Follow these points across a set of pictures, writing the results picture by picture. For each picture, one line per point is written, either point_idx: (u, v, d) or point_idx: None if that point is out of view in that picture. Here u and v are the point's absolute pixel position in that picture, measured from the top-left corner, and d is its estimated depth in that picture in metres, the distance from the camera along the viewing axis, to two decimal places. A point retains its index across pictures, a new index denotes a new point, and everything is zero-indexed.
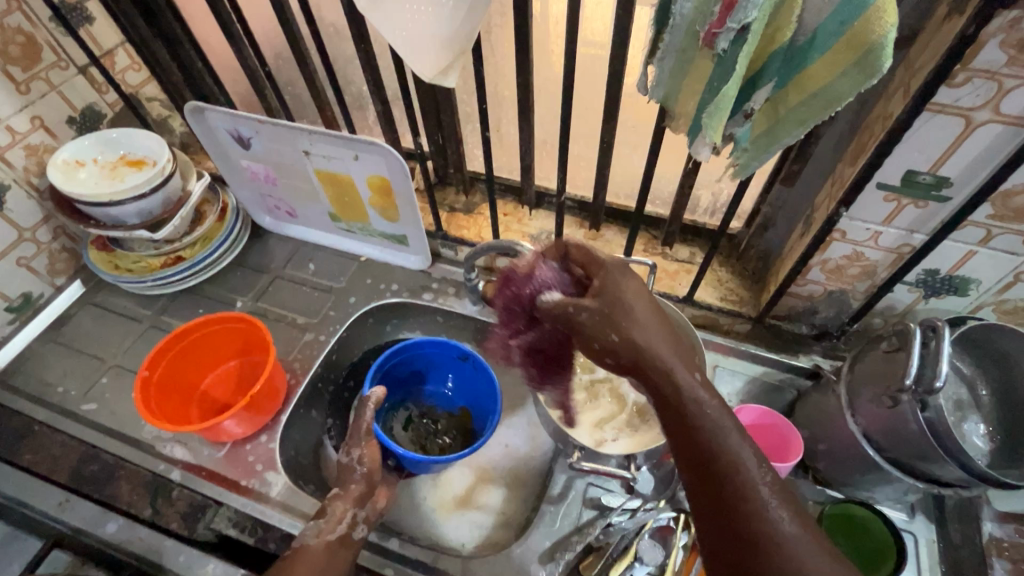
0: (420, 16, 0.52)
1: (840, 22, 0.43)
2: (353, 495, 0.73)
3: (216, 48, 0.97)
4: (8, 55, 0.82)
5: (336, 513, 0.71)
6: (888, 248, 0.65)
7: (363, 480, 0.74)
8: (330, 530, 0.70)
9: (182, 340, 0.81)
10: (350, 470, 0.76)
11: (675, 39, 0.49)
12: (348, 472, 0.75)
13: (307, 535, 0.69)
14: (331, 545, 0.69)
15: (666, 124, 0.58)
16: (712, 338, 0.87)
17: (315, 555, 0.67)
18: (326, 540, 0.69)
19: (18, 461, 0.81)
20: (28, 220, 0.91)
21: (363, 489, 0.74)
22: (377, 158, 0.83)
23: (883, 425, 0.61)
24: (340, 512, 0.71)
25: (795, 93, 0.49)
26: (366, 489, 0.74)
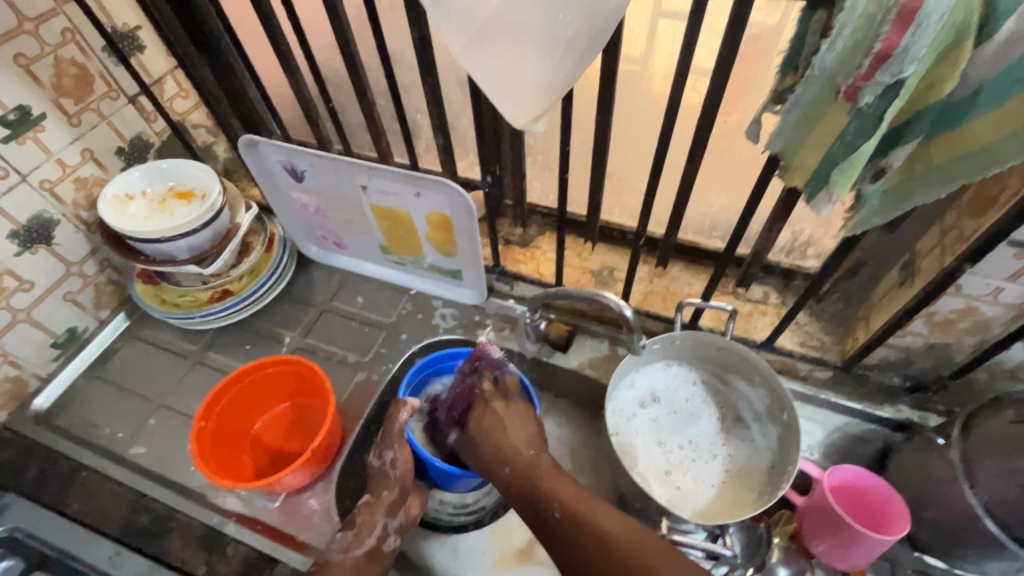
0: (522, 63, 0.48)
1: (1012, 80, 0.38)
2: (384, 505, 0.70)
3: (267, 75, 0.94)
4: (61, 87, 0.79)
5: (366, 523, 0.70)
6: (1009, 304, 0.60)
7: (395, 485, 0.71)
8: (357, 543, 0.69)
9: (236, 384, 0.78)
10: (378, 475, 0.73)
11: (808, 90, 0.45)
12: (381, 478, 0.72)
13: (335, 549, 0.69)
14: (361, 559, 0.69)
15: (776, 174, 0.54)
16: (790, 385, 0.81)
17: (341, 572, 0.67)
18: (355, 555, 0.69)
19: (66, 509, 0.78)
20: (75, 254, 0.88)
21: (396, 497, 0.71)
22: (439, 195, 0.80)
23: (1011, 500, 0.56)
24: (370, 521, 0.70)
25: (941, 151, 0.44)
26: (399, 496, 0.71)
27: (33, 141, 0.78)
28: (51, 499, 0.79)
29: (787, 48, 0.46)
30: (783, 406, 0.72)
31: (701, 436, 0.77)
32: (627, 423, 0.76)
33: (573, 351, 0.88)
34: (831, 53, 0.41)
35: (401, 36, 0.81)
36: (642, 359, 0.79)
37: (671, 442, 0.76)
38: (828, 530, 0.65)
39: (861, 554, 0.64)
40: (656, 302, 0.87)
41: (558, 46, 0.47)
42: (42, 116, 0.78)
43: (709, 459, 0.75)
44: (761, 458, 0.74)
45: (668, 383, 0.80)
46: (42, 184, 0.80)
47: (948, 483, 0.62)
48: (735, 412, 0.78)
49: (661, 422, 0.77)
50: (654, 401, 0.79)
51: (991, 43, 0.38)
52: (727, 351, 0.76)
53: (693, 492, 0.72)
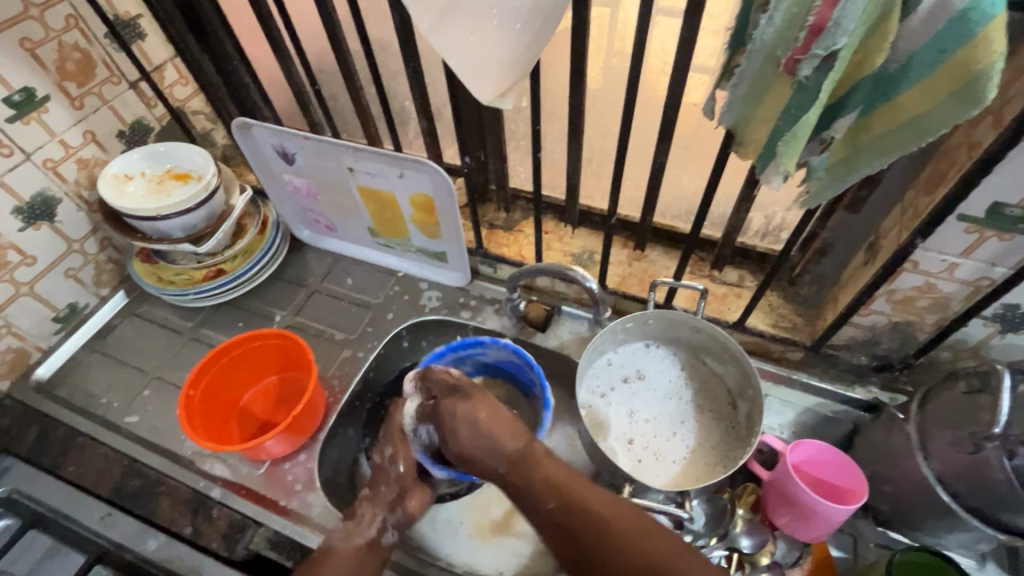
0: (483, 39, 0.51)
1: (939, 50, 0.40)
2: (383, 500, 0.73)
3: (262, 62, 0.97)
4: (64, 71, 0.83)
5: (367, 515, 0.72)
6: (965, 281, 0.61)
7: (395, 482, 0.74)
8: (360, 533, 0.70)
9: (225, 356, 0.82)
10: (381, 470, 0.76)
11: (752, 64, 0.47)
12: (382, 474, 0.75)
13: (336, 537, 0.70)
14: (363, 549, 0.69)
15: (733, 150, 0.56)
16: (762, 365, 0.83)
17: (343, 560, 0.68)
18: (354, 544, 0.69)
19: (62, 473, 0.81)
20: (77, 232, 0.92)
21: (395, 494, 0.73)
22: (422, 177, 0.82)
23: (960, 470, 0.57)
24: (371, 514, 0.72)
25: (880, 121, 0.46)
26: (398, 494, 0.74)
27: (37, 122, 0.82)
28: (48, 463, 0.83)
29: (734, 26, 0.48)
30: (751, 383, 0.75)
31: (674, 414, 0.79)
32: (601, 391, 0.80)
33: (551, 331, 0.90)
34: (770, 27, 0.44)
35: (388, 24, 0.84)
36: (618, 337, 0.82)
37: (643, 415, 0.78)
38: (788, 501, 0.67)
39: (820, 526, 0.66)
40: (633, 284, 0.90)
41: (517, 23, 0.49)
42: (46, 98, 0.82)
43: (677, 436, 0.77)
44: (728, 432, 0.77)
45: (647, 359, 0.83)
46: (45, 163, 0.84)
47: (905, 455, 0.63)
48: (707, 396, 0.80)
49: (637, 396, 0.80)
50: (633, 377, 0.81)
51: (916, 14, 0.40)
52: (700, 331, 0.78)
53: (666, 462, 0.75)
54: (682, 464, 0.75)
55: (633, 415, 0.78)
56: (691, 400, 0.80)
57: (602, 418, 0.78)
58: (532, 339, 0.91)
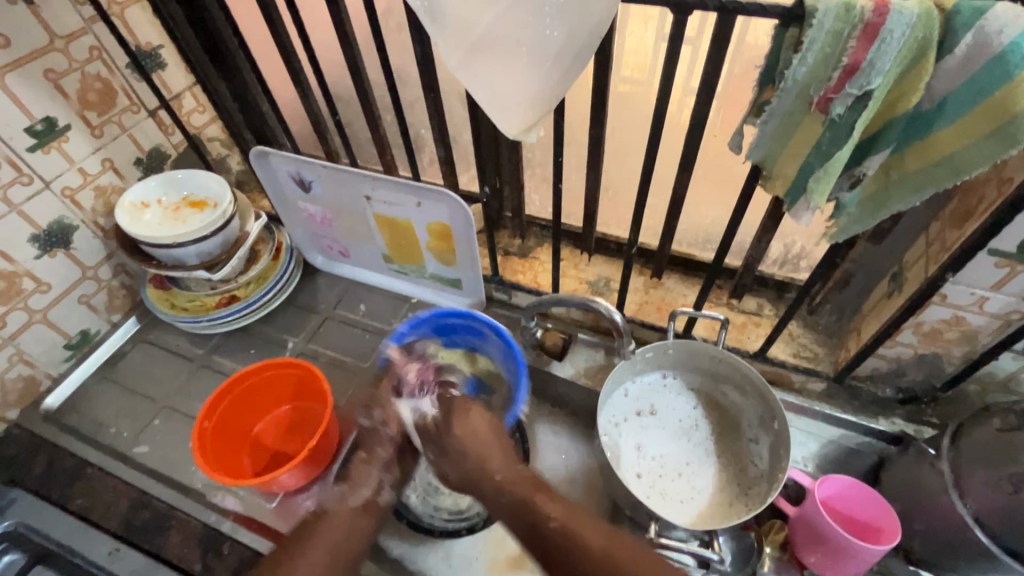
0: (512, 75, 0.51)
1: (977, 91, 0.40)
2: (379, 462, 0.74)
3: (279, 91, 0.98)
4: (86, 100, 0.84)
5: (361, 477, 0.72)
6: (994, 314, 0.60)
7: (390, 444, 0.75)
8: (353, 494, 0.70)
9: (239, 385, 0.81)
10: (375, 433, 0.76)
11: (783, 103, 0.47)
12: (374, 436, 0.76)
13: (330, 499, 0.69)
14: (357, 511, 0.69)
15: (759, 183, 0.56)
16: (783, 396, 0.82)
17: (338, 523, 0.67)
18: (348, 505, 0.69)
19: (70, 505, 0.79)
20: (92, 259, 0.92)
21: (390, 454, 0.75)
22: (439, 205, 0.82)
23: (1000, 510, 0.56)
24: (365, 474, 0.72)
25: (913, 160, 0.46)
26: (392, 456, 0.75)
27: (58, 151, 0.82)
28: (56, 495, 0.81)
29: (763, 64, 0.48)
30: (774, 416, 0.74)
31: (679, 450, 0.78)
32: (615, 424, 0.79)
33: (568, 360, 0.89)
34: (802, 67, 0.44)
35: (407, 55, 0.85)
36: (636, 368, 0.81)
37: (651, 451, 0.78)
38: (818, 539, 0.65)
39: (850, 565, 0.64)
40: (650, 312, 0.89)
41: (547, 61, 0.50)
42: (67, 127, 0.82)
43: (683, 475, 0.76)
44: (750, 467, 0.75)
45: (664, 395, 0.82)
46: (63, 191, 0.85)
47: (939, 493, 0.62)
48: (725, 432, 0.79)
49: (646, 432, 0.79)
50: (644, 413, 0.80)
51: (952, 56, 0.40)
52: (720, 362, 0.77)
53: (680, 501, 0.74)
54: (691, 504, 0.73)
55: (643, 451, 0.77)
56: (703, 437, 0.79)
57: (614, 453, 0.76)
58: (548, 367, 0.89)
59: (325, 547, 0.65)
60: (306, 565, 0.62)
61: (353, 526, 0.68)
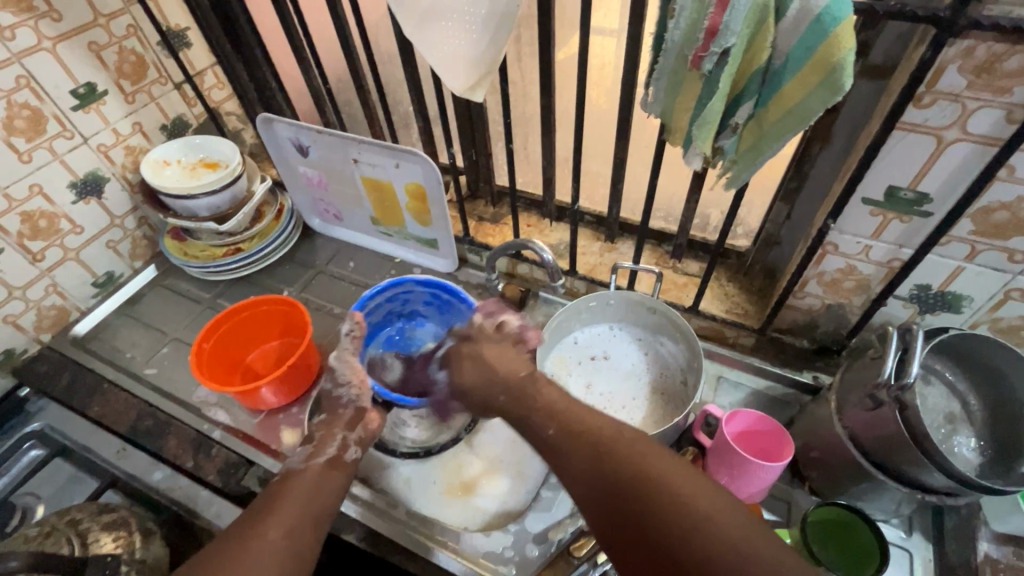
0: (454, 39, 0.62)
1: (807, 47, 0.49)
2: (343, 421, 0.76)
3: (287, 71, 1.12)
4: (122, 71, 0.98)
5: (325, 437, 0.74)
6: (879, 262, 0.68)
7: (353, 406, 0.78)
8: (313, 456, 0.71)
9: (236, 316, 0.93)
10: (335, 396, 0.81)
11: (668, 62, 0.57)
12: (336, 401, 0.80)
13: (295, 460, 0.70)
14: (322, 471, 0.68)
15: (665, 138, 0.65)
16: (715, 350, 0.90)
17: (305, 481, 0.66)
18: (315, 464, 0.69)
19: (88, 412, 0.93)
20: (120, 209, 1.06)
21: (354, 415, 0.77)
22: (415, 167, 0.94)
23: (868, 428, 0.63)
24: (330, 436, 0.74)
25: (773, 110, 0.55)
26: (355, 415, 0.78)
27: (96, 112, 0.97)
28: (76, 404, 0.94)
29: (655, 32, 0.58)
30: (695, 356, 0.82)
31: (623, 389, 0.86)
32: (567, 364, 0.88)
33: (527, 312, 0.99)
34: (677, 30, 0.54)
35: (393, 38, 0.97)
36: (584, 317, 0.90)
37: (600, 386, 0.86)
38: (725, 461, 0.73)
39: (752, 483, 0.72)
40: (602, 272, 0.98)
41: (480, 25, 0.61)
42: (105, 93, 0.97)
43: (624, 406, 0.84)
44: (677, 406, 0.83)
45: (613, 342, 0.91)
46: (99, 147, 0.99)
47: (828, 419, 0.69)
48: (662, 376, 0.87)
49: (596, 373, 0.87)
50: (596, 358, 0.89)
51: (786, 19, 0.49)
52: (655, 312, 0.86)
53: None
54: None
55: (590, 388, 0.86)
56: (642, 379, 0.87)
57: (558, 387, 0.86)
58: None
59: (294, 504, 0.63)
60: (280, 515, 0.61)
61: (323, 485, 0.67)
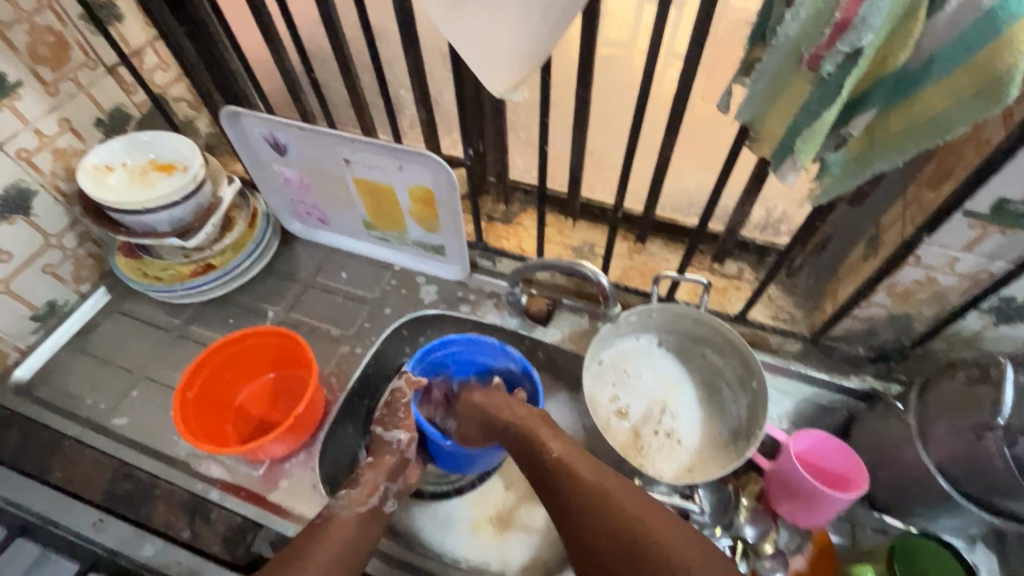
0: (498, 29, 0.49)
1: (963, 48, 0.40)
2: (386, 468, 0.71)
3: (249, 48, 0.93)
4: (38, 54, 0.78)
5: (369, 483, 0.70)
6: (964, 274, 0.63)
7: (398, 452, 0.72)
8: (363, 502, 0.68)
9: (222, 352, 0.79)
10: (385, 440, 0.73)
11: (774, 60, 0.46)
12: (383, 444, 0.73)
13: (337, 504, 0.67)
14: (362, 517, 0.68)
15: (747, 145, 0.56)
16: (762, 356, 0.82)
17: (343, 529, 0.65)
18: (356, 513, 0.67)
19: (49, 479, 0.78)
20: (55, 226, 0.87)
21: (398, 463, 0.72)
22: (422, 169, 0.80)
23: (961, 460, 0.59)
24: (374, 482, 0.70)
25: (898, 119, 0.47)
26: (399, 465, 0.73)
27: (9, 109, 0.77)
28: (33, 469, 0.80)
29: (754, 19, 0.47)
30: (752, 375, 0.75)
31: (686, 419, 0.79)
32: (621, 373, 0.81)
33: (552, 324, 0.89)
34: (794, 23, 0.43)
35: (385, 10, 0.81)
36: (621, 331, 0.81)
37: (666, 411, 0.79)
38: (792, 491, 0.68)
39: (820, 514, 0.67)
40: (634, 278, 0.90)
41: (534, 15, 0.48)
42: (18, 84, 0.77)
43: (681, 441, 0.77)
44: (730, 424, 0.77)
45: (654, 353, 0.83)
46: (19, 153, 0.79)
47: (905, 444, 0.65)
48: (709, 393, 0.80)
49: (667, 394, 0.80)
50: (675, 379, 0.81)
51: (942, 14, 0.40)
52: (701, 325, 0.78)
53: (662, 455, 0.75)
54: (670, 460, 0.74)
55: (652, 411, 0.79)
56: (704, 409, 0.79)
57: (618, 404, 0.78)
58: (533, 332, 0.89)
59: (330, 558, 0.63)
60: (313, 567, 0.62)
61: (359, 535, 0.66)
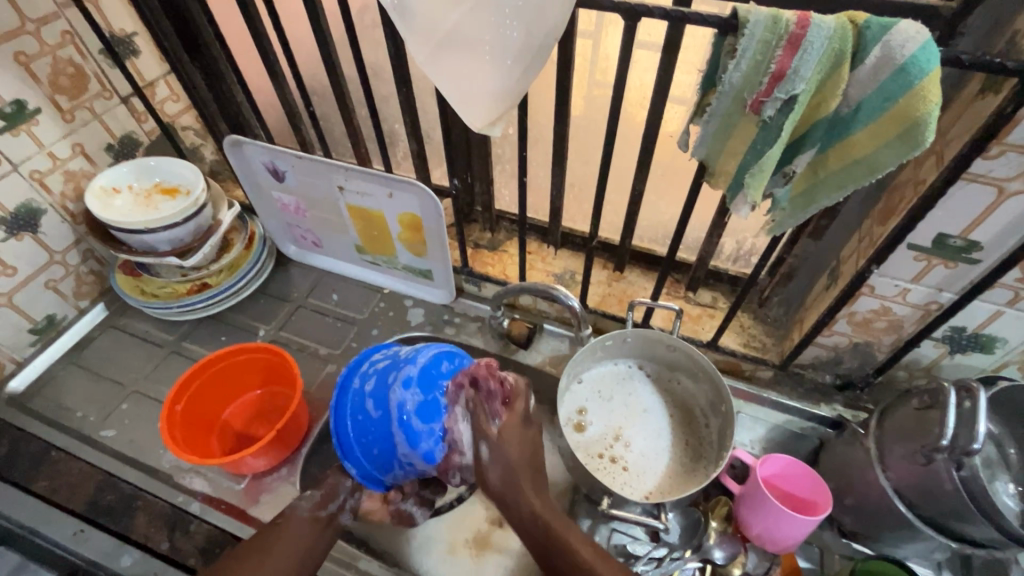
0: (474, 72, 0.55)
1: (885, 98, 0.45)
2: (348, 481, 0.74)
3: (255, 82, 0.99)
4: (57, 84, 0.84)
5: (332, 490, 0.73)
6: (916, 305, 0.66)
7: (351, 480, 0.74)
8: (320, 506, 0.71)
9: (210, 368, 0.82)
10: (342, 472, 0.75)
11: (722, 104, 0.51)
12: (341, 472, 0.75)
13: (297, 506, 0.70)
14: (320, 520, 0.70)
15: (705, 180, 0.60)
16: (734, 384, 0.86)
17: (299, 529, 0.68)
18: (310, 515, 0.70)
19: (34, 488, 0.80)
20: (60, 243, 0.91)
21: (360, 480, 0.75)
22: (411, 197, 0.85)
23: (916, 482, 0.62)
24: (338, 488, 0.73)
25: (835, 159, 0.51)
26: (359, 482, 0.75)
27: (27, 133, 0.82)
28: (19, 478, 0.81)
29: (705, 68, 0.52)
30: (722, 399, 0.78)
31: (641, 450, 0.79)
32: (591, 394, 0.83)
33: (534, 348, 0.93)
34: (737, 72, 0.48)
35: (381, 50, 0.87)
36: (597, 355, 0.84)
37: (622, 436, 0.80)
38: (757, 513, 0.69)
39: (785, 537, 0.68)
40: (612, 304, 0.94)
41: (507, 59, 0.53)
42: (37, 111, 0.82)
43: (626, 469, 0.77)
44: (701, 446, 0.79)
45: (631, 378, 0.85)
46: (31, 174, 0.84)
47: (865, 469, 0.67)
48: (684, 416, 0.82)
49: (631, 420, 0.81)
50: (643, 408, 0.83)
51: (864, 66, 0.45)
52: (673, 349, 0.81)
53: (614, 481, 0.76)
54: (622, 487, 0.75)
55: (609, 439, 0.79)
56: (666, 441, 0.80)
57: (583, 417, 0.81)
58: (514, 355, 0.92)
59: (288, 556, 0.65)
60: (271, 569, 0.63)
61: (315, 537, 0.69)
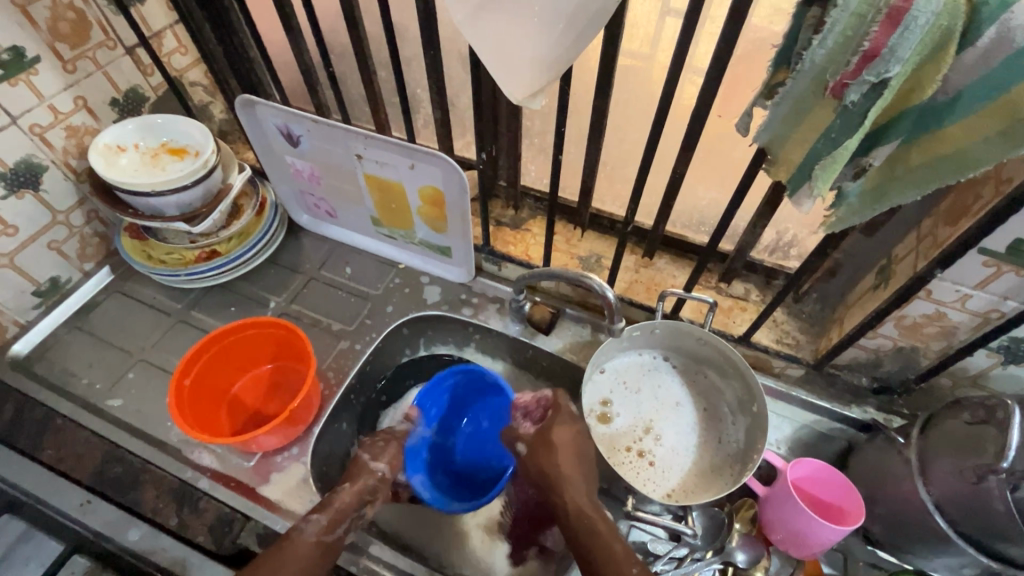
0: (518, 36, 0.49)
1: (992, 87, 0.40)
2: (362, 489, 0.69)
3: (269, 37, 0.93)
4: (57, 31, 0.78)
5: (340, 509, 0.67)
6: (974, 312, 0.62)
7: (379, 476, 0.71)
8: (329, 530, 0.65)
9: (220, 342, 0.79)
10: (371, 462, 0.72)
11: (797, 86, 0.45)
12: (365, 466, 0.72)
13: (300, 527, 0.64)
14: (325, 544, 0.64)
15: (763, 167, 0.55)
16: (763, 381, 0.82)
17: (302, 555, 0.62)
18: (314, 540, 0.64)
19: (39, 456, 0.78)
20: (63, 203, 0.87)
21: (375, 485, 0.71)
22: (434, 170, 0.79)
23: (961, 498, 0.59)
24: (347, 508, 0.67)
25: (919, 153, 0.46)
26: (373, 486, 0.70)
27: (26, 84, 0.76)
28: (24, 445, 0.79)
29: (781, 42, 0.46)
30: (754, 399, 0.74)
31: (671, 445, 0.76)
32: (619, 384, 0.80)
33: (555, 334, 0.89)
34: (822, 49, 0.42)
35: (406, 7, 0.80)
36: (623, 344, 0.81)
37: (653, 430, 0.77)
38: (786, 518, 0.67)
39: (813, 545, 0.66)
40: (639, 291, 0.89)
41: (558, 23, 0.48)
42: (36, 59, 0.76)
43: (654, 464, 0.75)
44: (728, 444, 0.76)
45: (660, 369, 0.82)
46: (32, 128, 0.79)
47: (904, 480, 0.64)
48: (711, 412, 0.79)
49: (661, 413, 0.79)
50: (673, 401, 0.80)
51: (974, 48, 0.39)
52: (704, 344, 0.77)
53: (642, 476, 0.73)
54: (649, 484, 0.73)
55: (638, 432, 0.77)
56: (693, 437, 0.77)
57: (609, 408, 0.78)
58: (534, 340, 0.89)
59: None
60: None
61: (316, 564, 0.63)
